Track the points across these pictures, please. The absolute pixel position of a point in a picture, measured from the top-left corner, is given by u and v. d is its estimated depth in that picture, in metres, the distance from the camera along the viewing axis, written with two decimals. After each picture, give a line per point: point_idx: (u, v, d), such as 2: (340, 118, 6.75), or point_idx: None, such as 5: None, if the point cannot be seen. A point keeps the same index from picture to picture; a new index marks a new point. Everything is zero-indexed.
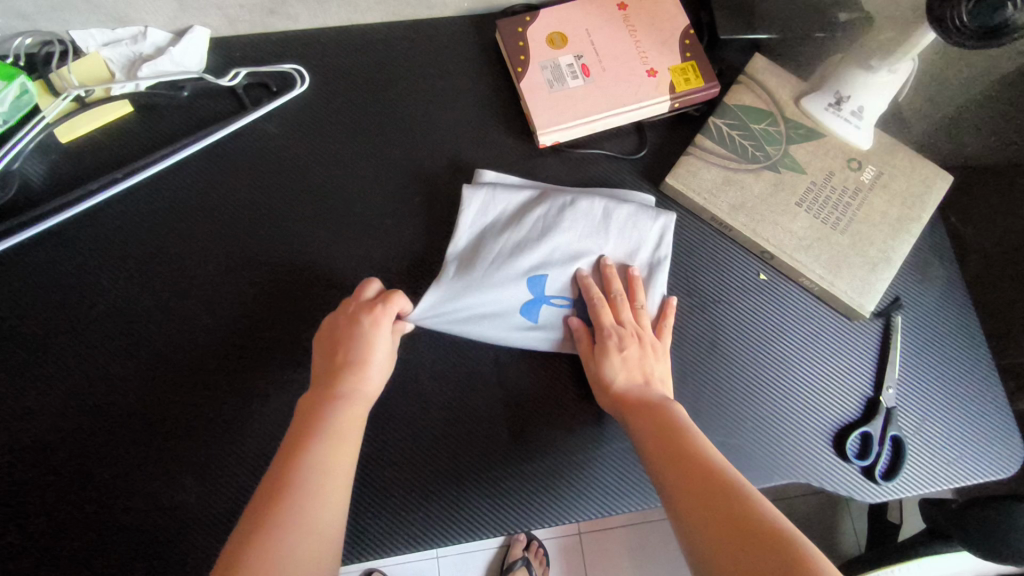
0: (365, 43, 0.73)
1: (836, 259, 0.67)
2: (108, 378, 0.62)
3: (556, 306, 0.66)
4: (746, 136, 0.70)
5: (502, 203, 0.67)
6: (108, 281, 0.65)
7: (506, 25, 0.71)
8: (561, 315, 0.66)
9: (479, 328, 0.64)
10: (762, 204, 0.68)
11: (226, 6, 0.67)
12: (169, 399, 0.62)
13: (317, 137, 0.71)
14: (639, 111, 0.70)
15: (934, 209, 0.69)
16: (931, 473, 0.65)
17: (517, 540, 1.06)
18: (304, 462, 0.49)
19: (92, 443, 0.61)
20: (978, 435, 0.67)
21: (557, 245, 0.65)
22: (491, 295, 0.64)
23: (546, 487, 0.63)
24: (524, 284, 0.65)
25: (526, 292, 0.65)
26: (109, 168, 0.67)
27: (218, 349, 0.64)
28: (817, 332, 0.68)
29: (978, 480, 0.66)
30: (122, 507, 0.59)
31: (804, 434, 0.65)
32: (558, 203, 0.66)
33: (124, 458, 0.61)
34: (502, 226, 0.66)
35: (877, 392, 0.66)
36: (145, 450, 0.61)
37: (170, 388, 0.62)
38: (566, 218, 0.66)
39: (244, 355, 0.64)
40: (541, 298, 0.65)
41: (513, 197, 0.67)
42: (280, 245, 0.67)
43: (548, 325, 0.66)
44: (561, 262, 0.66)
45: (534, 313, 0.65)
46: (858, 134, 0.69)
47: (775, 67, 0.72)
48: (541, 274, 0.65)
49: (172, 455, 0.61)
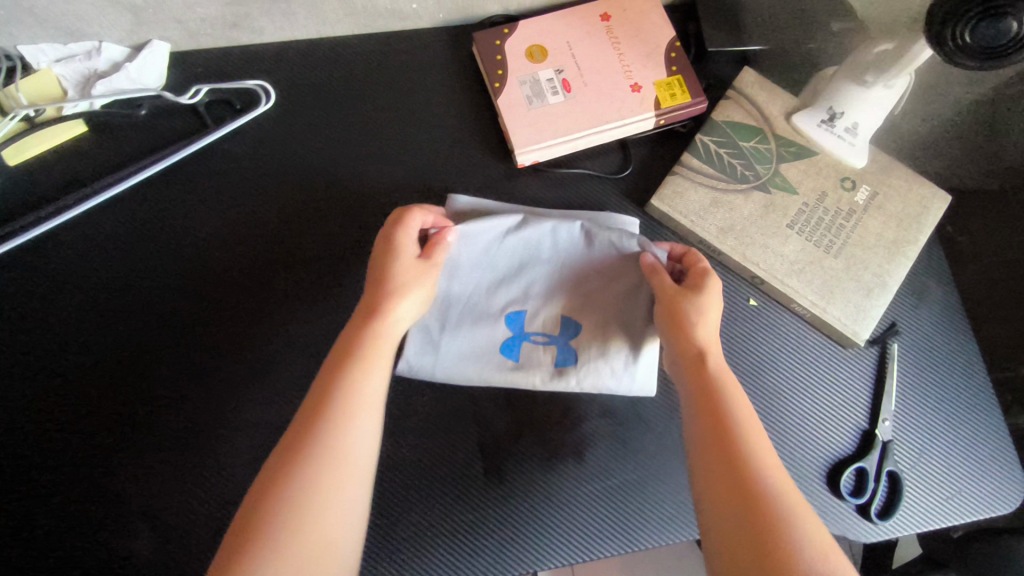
0: (335, 57, 0.70)
1: (829, 284, 0.64)
2: (60, 420, 0.59)
3: (535, 342, 0.62)
4: (735, 155, 0.67)
5: (478, 239, 0.63)
6: (60, 312, 0.61)
7: (483, 37, 0.68)
8: (541, 349, 0.62)
9: (454, 365, 0.61)
10: (752, 227, 0.65)
11: (185, 19, 0.63)
12: (125, 437, 0.59)
13: (285, 157, 0.67)
14: (623, 128, 0.66)
15: (932, 229, 0.66)
16: (928, 510, 0.62)
17: None
18: (324, 434, 0.45)
19: (41, 486, 0.57)
20: (975, 470, 0.64)
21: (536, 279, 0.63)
22: (467, 331, 0.62)
23: (526, 528, 0.60)
24: (502, 322, 0.62)
25: (504, 328, 0.62)
26: (61, 192, 0.64)
27: (177, 387, 0.60)
28: (810, 361, 0.65)
29: (974, 517, 0.63)
30: (72, 556, 0.56)
31: (798, 470, 0.62)
32: (535, 237, 0.63)
33: (75, 502, 0.57)
34: (478, 262, 0.63)
35: (872, 425, 0.63)
36: (99, 499, 0.57)
37: (125, 430, 0.59)
38: (544, 250, 0.63)
39: (205, 392, 0.60)
40: (520, 334, 0.62)
41: (490, 231, 0.62)
42: (244, 272, 0.64)
43: (529, 363, 0.62)
44: (540, 297, 0.63)
45: (513, 351, 0.62)
46: (852, 151, 0.66)
47: (764, 81, 0.69)
48: (520, 310, 0.63)
49: (126, 504, 0.57)
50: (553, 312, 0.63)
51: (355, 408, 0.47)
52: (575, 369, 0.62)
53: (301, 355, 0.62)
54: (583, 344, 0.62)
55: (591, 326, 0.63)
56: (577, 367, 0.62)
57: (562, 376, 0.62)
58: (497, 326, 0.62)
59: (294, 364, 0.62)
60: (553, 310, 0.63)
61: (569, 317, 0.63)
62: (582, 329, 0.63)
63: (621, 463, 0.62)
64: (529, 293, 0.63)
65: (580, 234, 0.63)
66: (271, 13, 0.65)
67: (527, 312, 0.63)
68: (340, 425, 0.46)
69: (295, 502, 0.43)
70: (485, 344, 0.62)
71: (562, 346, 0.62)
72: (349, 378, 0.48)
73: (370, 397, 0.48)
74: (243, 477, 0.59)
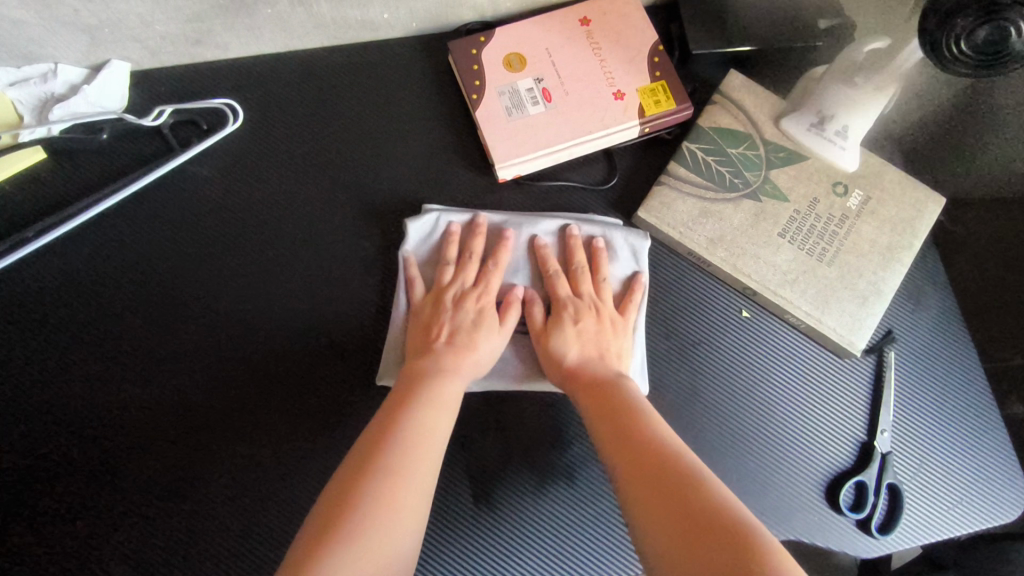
0: (306, 71, 0.67)
1: (824, 293, 0.62)
2: (30, 467, 0.56)
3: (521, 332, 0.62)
4: (723, 162, 0.64)
5: (448, 231, 0.62)
6: (26, 350, 0.58)
7: (459, 47, 0.65)
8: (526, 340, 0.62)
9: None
10: (742, 237, 0.63)
11: (145, 37, 0.60)
12: (99, 475, 0.56)
13: (256, 179, 0.64)
14: (606, 138, 0.64)
15: (927, 233, 0.64)
16: (929, 521, 0.61)
17: None
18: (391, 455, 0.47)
19: (14, 530, 0.55)
20: (976, 479, 0.63)
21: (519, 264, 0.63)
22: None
23: (517, 558, 0.58)
24: None
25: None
26: (22, 224, 0.61)
27: (151, 427, 0.58)
28: (806, 370, 0.63)
29: (976, 527, 0.62)
30: None
31: (796, 485, 0.60)
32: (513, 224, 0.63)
33: (51, 544, 0.55)
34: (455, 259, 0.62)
35: (871, 436, 0.62)
36: (75, 547, 0.55)
37: (98, 473, 0.57)
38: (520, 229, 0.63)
39: (181, 432, 0.58)
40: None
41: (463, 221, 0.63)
42: (217, 301, 0.61)
43: (515, 353, 0.62)
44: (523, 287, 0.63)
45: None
46: (844, 156, 0.64)
47: (751, 83, 0.66)
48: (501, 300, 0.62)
49: (104, 551, 0.55)
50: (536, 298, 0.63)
51: (422, 444, 0.49)
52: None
53: (281, 386, 0.60)
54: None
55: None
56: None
57: None
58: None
59: (274, 396, 0.59)
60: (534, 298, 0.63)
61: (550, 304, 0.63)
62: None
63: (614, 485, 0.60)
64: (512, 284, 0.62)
65: (554, 217, 0.63)
66: (234, 28, 0.62)
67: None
68: (411, 455, 0.47)
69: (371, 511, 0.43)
70: None
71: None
72: (411, 417, 0.50)
73: (433, 434, 0.50)
74: (225, 519, 0.57)
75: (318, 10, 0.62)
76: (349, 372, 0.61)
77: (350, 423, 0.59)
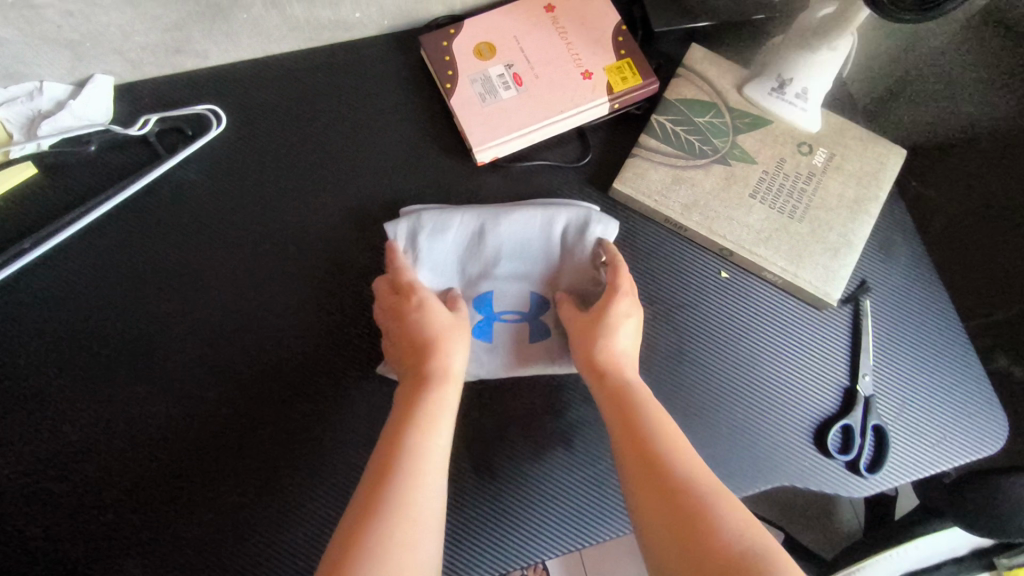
0: (284, 73, 0.70)
1: (797, 248, 0.64)
2: (37, 467, 0.57)
3: (507, 322, 0.64)
4: (692, 131, 0.67)
5: (430, 231, 0.63)
6: (28, 356, 0.59)
7: (431, 40, 0.67)
8: (513, 330, 0.64)
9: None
10: (715, 201, 0.65)
11: (127, 49, 0.63)
12: (108, 469, 0.57)
13: (242, 179, 0.66)
14: (578, 116, 0.67)
15: (890, 186, 0.67)
16: (916, 458, 0.63)
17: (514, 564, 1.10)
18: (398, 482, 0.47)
19: (24, 528, 0.55)
20: (958, 414, 0.65)
21: (499, 255, 0.64)
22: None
23: (520, 523, 0.60)
24: (471, 305, 0.64)
25: (474, 312, 0.64)
26: (17, 237, 0.62)
27: (154, 427, 0.59)
28: (788, 325, 0.66)
29: (961, 461, 0.64)
30: None
31: (785, 433, 0.63)
32: (491, 216, 0.64)
33: (61, 539, 0.55)
34: (437, 256, 0.64)
35: (853, 381, 0.64)
36: (86, 541, 0.55)
37: (106, 468, 0.57)
38: (499, 219, 0.64)
39: (185, 429, 0.59)
40: (493, 315, 0.64)
41: (443, 219, 0.63)
42: (212, 298, 0.63)
43: (503, 343, 0.64)
44: (506, 278, 0.65)
45: (487, 334, 0.64)
46: (805, 116, 0.67)
47: (713, 56, 0.69)
48: (486, 293, 0.64)
49: (116, 552, 0.56)
50: (518, 286, 0.65)
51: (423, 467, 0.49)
52: (547, 341, 0.64)
53: (281, 376, 0.61)
54: (552, 322, 0.65)
55: (550, 302, 0.65)
56: (554, 339, 0.64)
57: (540, 355, 0.64)
58: (469, 310, 0.64)
59: (275, 385, 0.61)
60: (516, 287, 0.65)
61: (532, 291, 0.65)
62: (547, 300, 0.65)
63: (612, 450, 0.62)
64: (493, 277, 0.65)
65: (529, 206, 0.65)
66: (213, 35, 0.64)
67: (496, 292, 0.65)
68: (415, 480, 0.48)
69: (379, 543, 0.44)
70: None
71: (533, 321, 0.65)
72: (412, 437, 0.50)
73: (432, 462, 0.50)
74: (235, 510, 0.57)
75: (292, 13, 0.64)
76: (346, 357, 0.63)
77: (350, 407, 0.61)
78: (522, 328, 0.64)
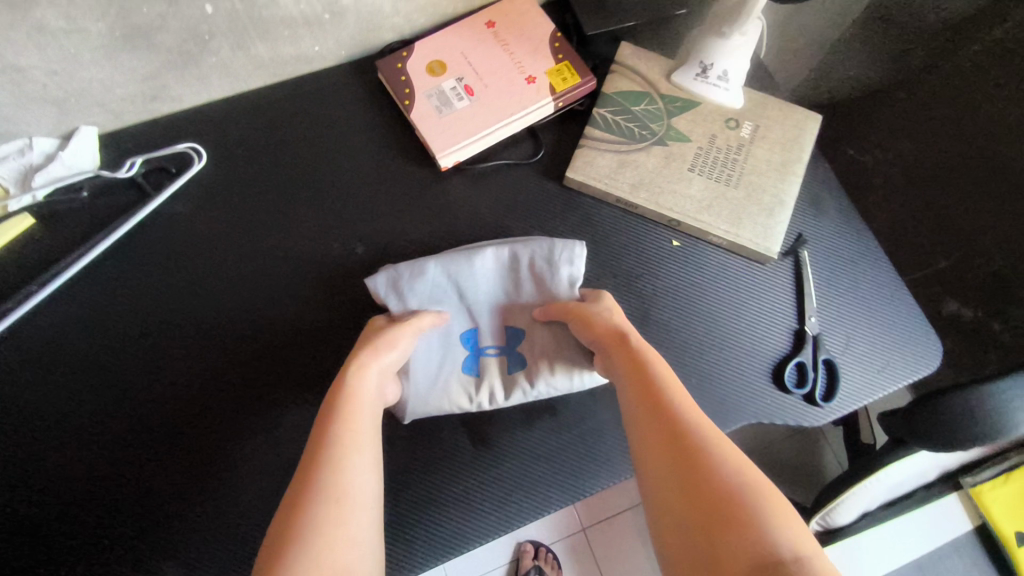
0: (254, 107, 0.76)
1: (735, 212, 0.72)
2: (64, 487, 0.60)
3: (490, 355, 0.69)
4: (631, 119, 0.75)
5: (408, 279, 0.68)
6: (41, 391, 0.64)
7: (386, 63, 0.74)
8: (496, 361, 0.69)
9: (438, 389, 0.66)
10: (658, 177, 0.73)
11: (108, 101, 0.68)
12: (132, 480, 0.61)
13: (226, 207, 0.72)
14: (527, 117, 0.74)
15: (811, 149, 0.75)
16: (866, 384, 0.70)
17: (526, 552, 1.15)
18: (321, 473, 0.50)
19: (57, 544, 0.59)
20: (899, 340, 0.73)
21: (476, 296, 0.70)
22: (427, 357, 0.68)
23: (520, 485, 0.65)
24: (457, 344, 0.70)
25: (460, 349, 0.69)
26: (21, 283, 0.67)
27: (171, 440, 0.63)
28: (737, 281, 0.73)
29: (907, 382, 0.72)
30: None
31: (747, 376, 0.69)
32: (464, 259, 0.69)
33: (93, 550, 0.59)
34: (420, 302, 0.68)
35: (801, 323, 0.71)
36: (118, 548, 0.59)
37: (130, 480, 0.61)
38: (474, 259, 0.70)
39: (199, 439, 0.63)
40: (477, 350, 0.69)
41: (417, 266, 0.69)
42: (212, 318, 0.68)
43: (489, 374, 0.68)
44: (485, 315, 0.71)
45: (474, 367, 0.68)
46: (728, 95, 0.74)
47: (641, 51, 0.77)
48: (470, 330, 0.70)
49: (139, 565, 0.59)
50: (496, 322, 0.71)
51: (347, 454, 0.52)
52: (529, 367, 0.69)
53: (285, 380, 0.66)
54: (530, 352, 0.69)
55: (528, 332, 0.71)
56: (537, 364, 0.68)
57: (520, 380, 0.67)
58: (455, 346, 0.69)
59: (280, 388, 0.66)
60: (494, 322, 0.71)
61: (510, 325, 0.71)
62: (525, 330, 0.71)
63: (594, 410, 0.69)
64: (474, 316, 0.70)
65: (496, 246, 0.71)
66: (186, 80, 0.70)
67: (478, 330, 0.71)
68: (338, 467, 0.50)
69: (307, 529, 0.46)
70: (451, 368, 0.68)
71: (512, 352, 0.70)
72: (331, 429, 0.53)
73: (352, 448, 0.52)
74: (257, 503, 0.62)
75: (257, 52, 0.71)
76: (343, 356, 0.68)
77: None
78: (503, 359, 0.69)
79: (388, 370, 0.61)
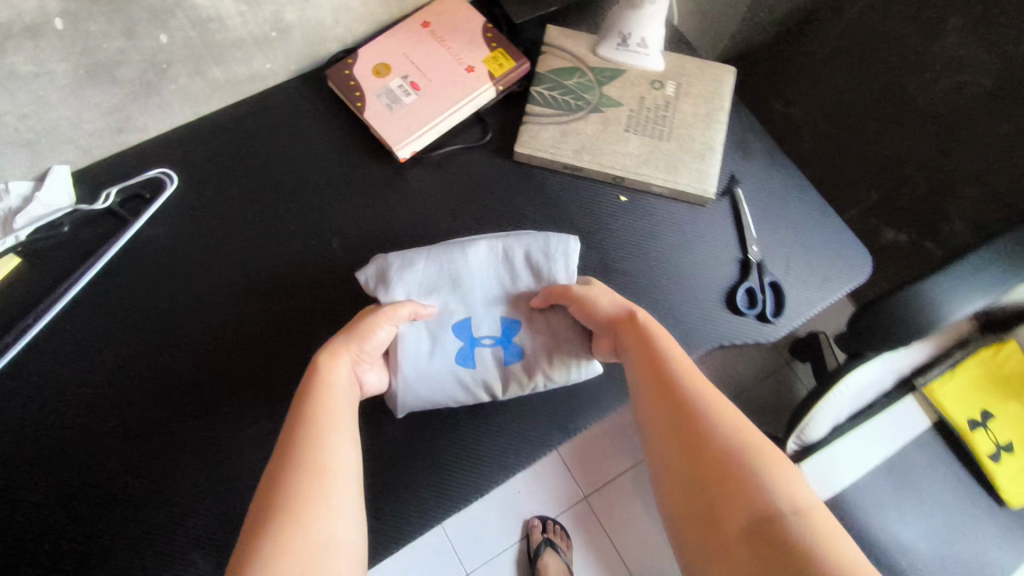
0: (215, 128, 0.80)
1: (671, 162, 0.79)
2: (95, 494, 0.64)
3: (486, 345, 0.72)
4: (566, 92, 0.81)
5: (403, 271, 0.71)
6: (56, 417, 0.67)
7: (335, 73, 0.80)
8: (492, 352, 0.72)
9: (427, 381, 0.69)
10: (598, 141, 0.80)
11: (78, 138, 0.72)
12: (160, 482, 0.65)
13: (204, 223, 0.76)
14: (472, 103, 0.80)
15: (731, 97, 0.83)
16: (810, 297, 0.78)
17: (534, 527, 1.17)
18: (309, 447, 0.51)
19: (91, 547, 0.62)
20: (833, 255, 0.81)
21: (470, 287, 0.73)
22: (417, 347, 0.70)
23: (516, 433, 0.71)
24: (453, 336, 0.72)
25: (457, 342, 0.71)
26: (17, 317, 0.70)
27: (189, 438, 0.67)
28: (682, 224, 0.80)
29: (846, 290, 0.80)
30: None
31: (704, 304, 0.76)
32: (458, 249, 0.74)
33: (132, 549, 0.63)
34: (416, 294, 0.72)
35: (745, 253, 0.79)
36: (155, 544, 0.63)
37: (157, 480, 0.65)
38: (470, 252, 0.74)
39: (218, 434, 0.68)
40: (474, 340, 0.71)
41: (410, 257, 0.72)
42: (205, 325, 0.72)
43: (485, 364, 0.71)
44: (479, 308, 0.73)
45: (470, 359, 0.71)
46: (650, 60, 0.82)
47: (567, 31, 0.85)
48: (464, 321, 0.73)
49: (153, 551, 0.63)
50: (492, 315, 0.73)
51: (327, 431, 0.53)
52: (522, 358, 0.72)
53: (284, 373, 0.71)
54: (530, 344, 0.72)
55: (523, 325, 0.73)
56: (531, 356, 0.72)
57: (518, 371, 0.71)
58: (451, 341, 0.71)
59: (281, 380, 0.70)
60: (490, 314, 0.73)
61: (509, 319, 0.73)
62: (520, 323, 0.73)
63: None
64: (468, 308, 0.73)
65: (489, 239, 0.75)
66: (148, 109, 0.74)
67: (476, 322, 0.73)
68: (320, 442, 0.51)
69: (292, 501, 0.46)
70: (446, 363, 0.70)
71: (509, 345, 0.72)
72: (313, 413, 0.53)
73: (337, 426, 0.54)
74: None
75: (213, 75, 0.75)
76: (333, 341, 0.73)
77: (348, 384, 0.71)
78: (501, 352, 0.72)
79: (360, 356, 0.63)
